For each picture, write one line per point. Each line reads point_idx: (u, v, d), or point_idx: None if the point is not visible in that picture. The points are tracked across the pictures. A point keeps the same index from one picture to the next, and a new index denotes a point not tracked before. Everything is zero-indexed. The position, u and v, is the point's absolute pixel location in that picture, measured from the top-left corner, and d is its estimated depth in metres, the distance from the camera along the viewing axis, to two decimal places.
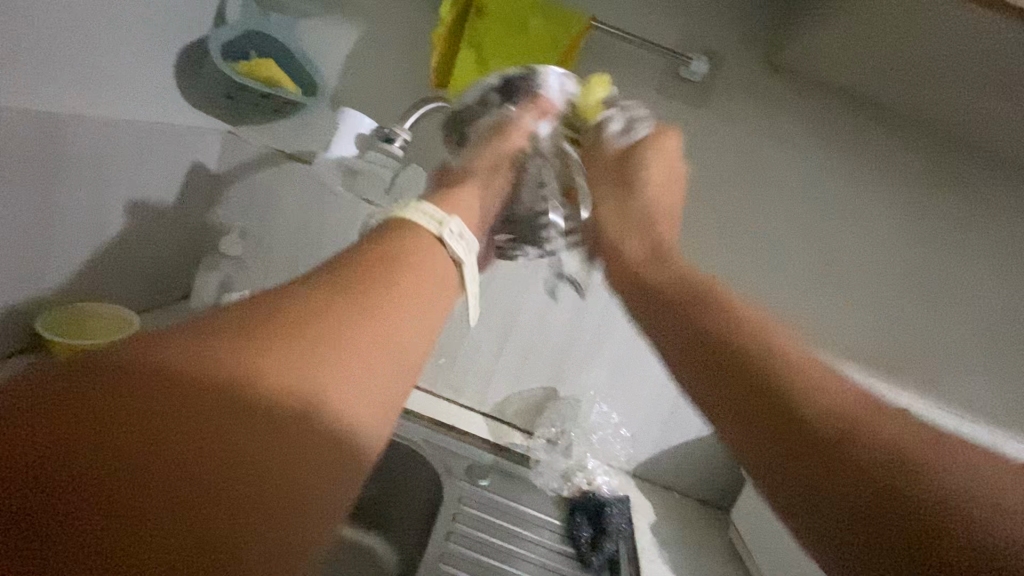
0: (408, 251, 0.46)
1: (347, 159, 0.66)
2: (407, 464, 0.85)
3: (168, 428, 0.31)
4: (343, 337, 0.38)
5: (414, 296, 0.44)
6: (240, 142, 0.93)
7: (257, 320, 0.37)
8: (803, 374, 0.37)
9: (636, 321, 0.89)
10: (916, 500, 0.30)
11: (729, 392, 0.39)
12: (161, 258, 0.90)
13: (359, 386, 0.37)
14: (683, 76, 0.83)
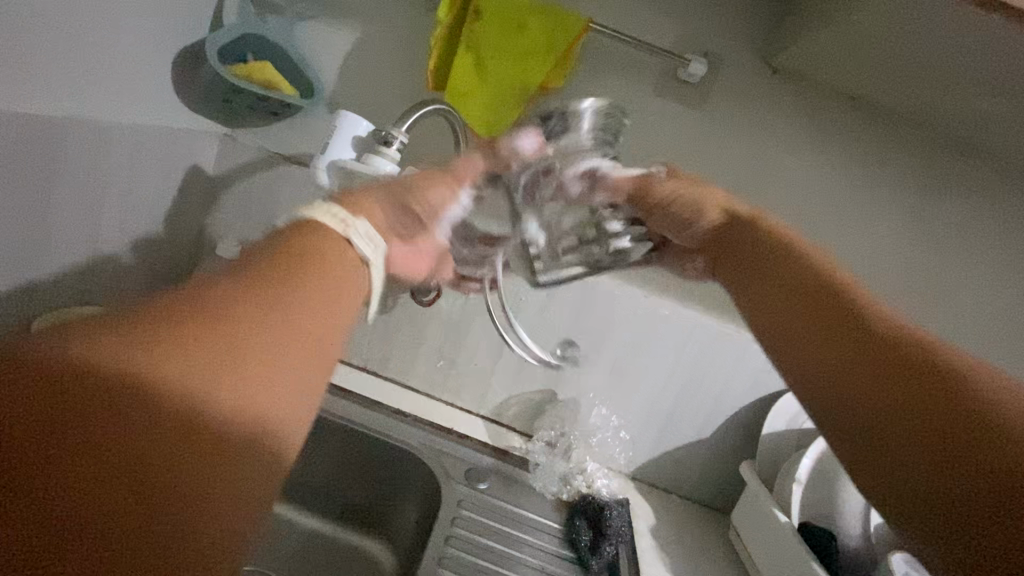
0: (317, 252, 0.46)
1: (341, 161, 0.65)
2: (406, 468, 0.85)
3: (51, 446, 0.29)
4: (243, 356, 0.37)
5: (322, 310, 0.43)
6: (237, 146, 0.92)
7: (160, 325, 0.35)
8: (925, 354, 0.42)
9: (636, 323, 0.88)
10: (974, 434, 0.37)
11: (851, 371, 0.44)
12: (158, 262, 0.90)
13: (264, 396, 0.37)
14: (682, 78, 0.83)
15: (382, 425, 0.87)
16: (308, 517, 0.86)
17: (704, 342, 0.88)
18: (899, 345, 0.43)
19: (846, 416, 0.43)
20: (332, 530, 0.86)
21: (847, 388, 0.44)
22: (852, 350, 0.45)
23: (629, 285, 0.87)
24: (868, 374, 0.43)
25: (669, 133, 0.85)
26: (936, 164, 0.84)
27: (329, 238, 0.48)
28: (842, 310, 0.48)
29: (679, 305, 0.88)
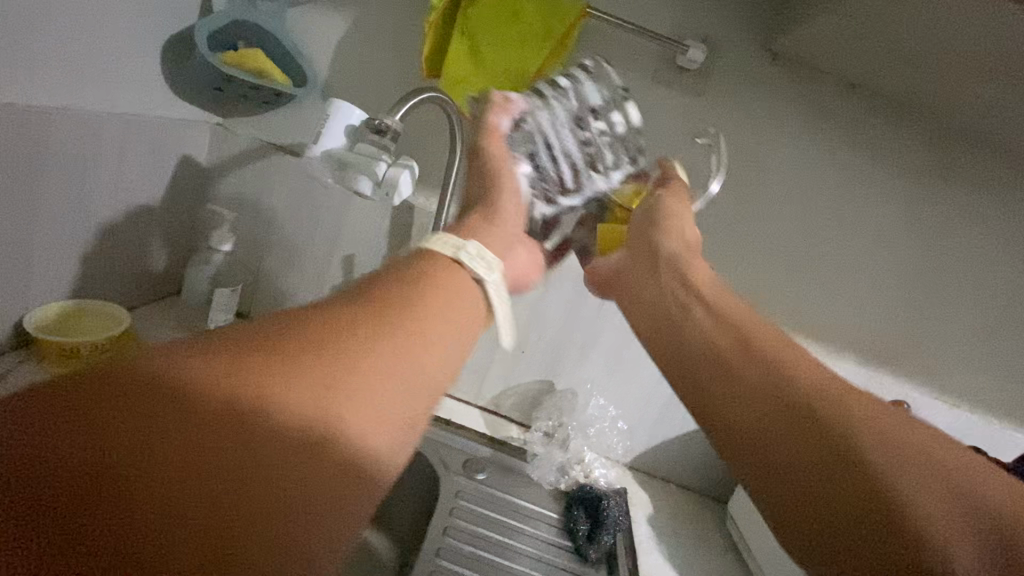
0: (431, 284, 0.43)
1: (336, 152, 0.64)
2: None
3: (150, 464, 0.28)
4: (368, 385, 0.35)
5: (443, 342, 0.41)
6: (229, 135, 0.91)
7: (261, 340, 0.35)
8: (832, 419, 0.40)
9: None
10: (874, 521, 0.35)
11: (771, 431, 0.41)
12: (152, 254, 0.89)
13: (366, 415, 0.35)
14: (680, 65, 0.81)
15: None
16: None
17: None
18: (862, 426, 0.39)
19: (777, 476, 0.39)
20: None
21: (771, 442, 0.41)
22: (771, 405, 0.42)
23: None
24: (753, 405, 0.43)
25: (666, 121, 0.84)
26: (937, 152, 0.83)
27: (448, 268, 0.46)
28: (782, 375, 0.44)
29: None
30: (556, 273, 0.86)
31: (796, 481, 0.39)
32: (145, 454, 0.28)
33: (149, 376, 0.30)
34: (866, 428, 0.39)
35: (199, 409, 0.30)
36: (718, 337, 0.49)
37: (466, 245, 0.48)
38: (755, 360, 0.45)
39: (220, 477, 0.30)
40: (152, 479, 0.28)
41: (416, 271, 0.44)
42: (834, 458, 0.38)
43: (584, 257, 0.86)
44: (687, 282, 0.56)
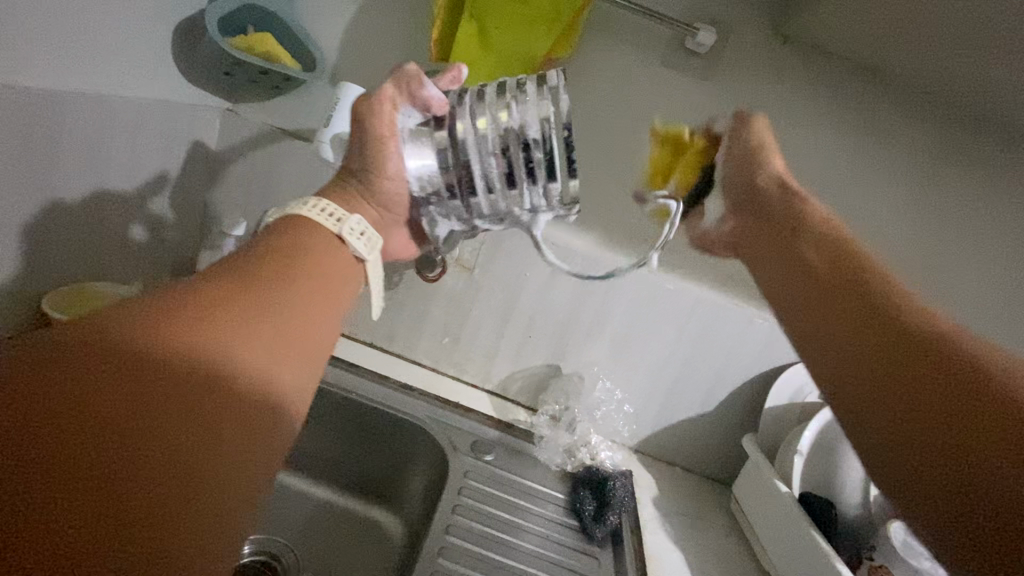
0: (295, 243, 0.49)
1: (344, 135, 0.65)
2: (412, 440, 0.87)
3: (69, 421, 0.31)
4: (261, 328, 0.41)
5: (320, 287, 0.47)
6: (239, 120, 0.91)
7: (161, 312, 0.38)
8: (933, 342, 0.41)
9: (641, 301, 0.88)
10: (979, 433, 0.36)
11: (853, 353, 0.44)
12: (165, 237, 0.90)
13: (273, 364, 0.40)
14: (690, 48, 0.81)
15: (389, 398, 0.88)
16: (317, 488, 0.88)
17: (709, 318, 0.88)
18: (953, 364, 0.40)
19: (871, 400, 0.41)
20: (341, 501, 0.88)
21: (881, 392, 0.41)
22: (867, 351, 0.43)
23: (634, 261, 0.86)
24: (866, 349, 0.43)
25: (675, 104, 0.84)
26: (950, 133, 0.82)
27: (315, 234, 0.50)
28: (884, 323, 0.44)
29: (687, 282, 0.87)
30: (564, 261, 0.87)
31: (910, 442, 0.39)
32: (64, 416, 0.31)
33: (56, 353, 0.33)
34: (961, 354, 0.40)
35: (74, 358, 0.33)
36: (831, 278, 0.49)
37: (344, 216, 0.52)
38: (873, 309, 0.45)
39: (109, 401, 0.32)
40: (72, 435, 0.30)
41: (278, 238, 0.49)
42: (948, 399, 0.38)
43: (591, 243, 0.86)
44: (810, 233, 0.53)
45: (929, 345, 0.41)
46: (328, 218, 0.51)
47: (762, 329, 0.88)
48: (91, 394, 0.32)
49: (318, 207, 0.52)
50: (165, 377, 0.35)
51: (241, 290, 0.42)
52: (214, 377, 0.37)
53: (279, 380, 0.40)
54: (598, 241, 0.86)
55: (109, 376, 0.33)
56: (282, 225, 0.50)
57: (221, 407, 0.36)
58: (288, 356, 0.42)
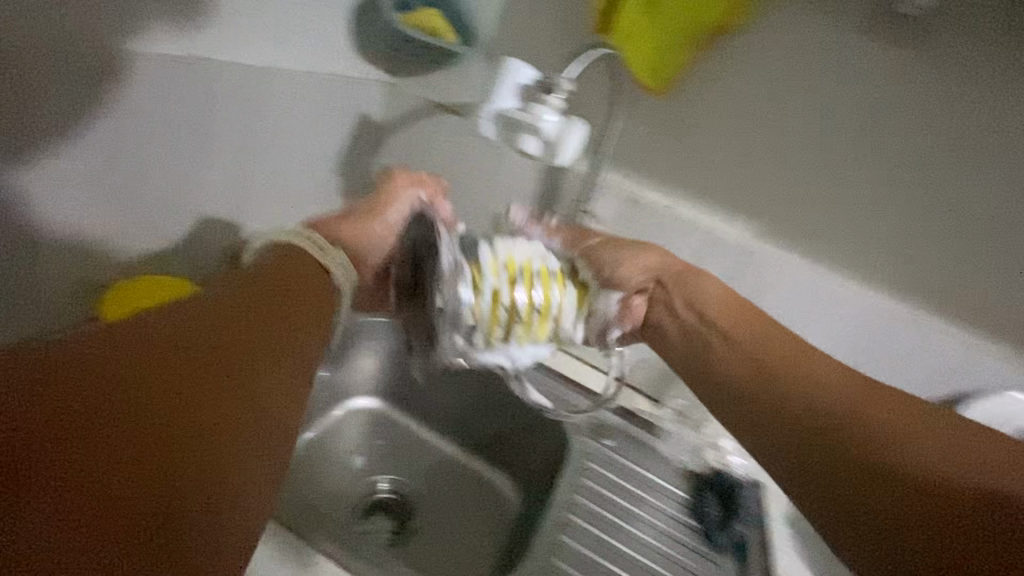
0: (283, 267, 0.54)
1: (503, 111, 0.63)
2: (535, 414, 0.89)
3: (120, 415, 0.35)
4: (278, 346, 0.46)
5: (314, 309, 0.52)
6: (401, 94, 0.98)
7: (198, 319, 0.42)
8: (854, 425, 0.56)
9: (789, 298, 0.85)
10: (950, 504, 0.50)
11: (816, 449, 0.57)
12: (334, 201, 1.00)
13: (286, 384, 0.45)
14: (899, 11, 0.68)
15: (517, 373, 0.90)
16: (443, 442, 0.95)
17: (858, 317, 0.82)
18: (946, 485, 0.51)
19: (853, 482, 0.54)
20: (464, 460, 0.93)
21: (907, 445, 0.54)
22: (799, 442, 0.58)
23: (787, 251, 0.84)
24: (800, 442, 0.58)
25: (867, 80, 0.72)
26: None
27: (302, 267, 0.55)
28: (845, 484, 0.54)
29: (848, 284, 0.82)
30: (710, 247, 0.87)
31: (913, 534, 0.50)
32: (122, 405, 0.35)
33: (126, 346, 0.37)
34: (893, 441, 0.54)
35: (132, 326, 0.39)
36: (770, 348, 0.64)
37: (331, 250, 0.59)
38: (818, 416, 0.58)
39: (156, 372, 0.37)
40: (125, 426, 0.35)
41: (280, 263, 0.54)
42: (897, 471, 0.53)
43: (746, 233, 0.85)
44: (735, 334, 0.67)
45: (868, 426, 0.56)
46: (317, 248, 0.58)
47: (939, 346, 0.79)
48: (148, 356, 0.38)
49: (331, 255, 0.58)
50: (225, 358, 0.41)
51: (269, 296, 0.49)
52: (246, 360, 0.43)
53: (299, 365, 0.47)
54: (753, 232, 0.85)
55: (168, 338, 0.39)
56: (275, 257, 0.55)
57: (264, 367, 0.44)
58: (293, 340, 0.48)
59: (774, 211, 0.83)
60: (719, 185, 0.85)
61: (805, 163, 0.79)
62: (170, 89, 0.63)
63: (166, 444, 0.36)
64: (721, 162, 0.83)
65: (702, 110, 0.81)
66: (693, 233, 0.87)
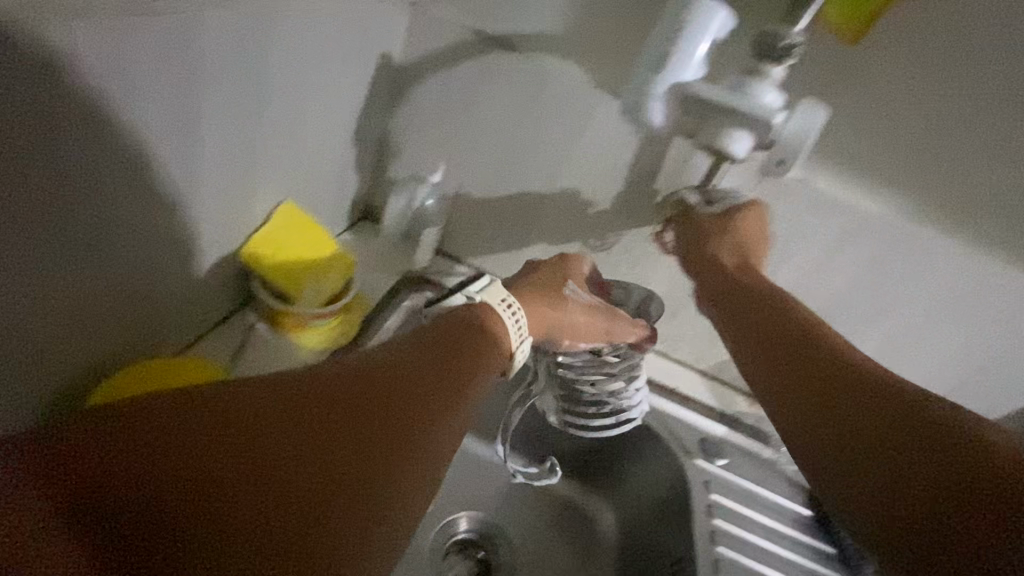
0: (482, 348, 0.51)
1: (697, 86, 0.41)
2: (631, 431, 0.77)
3: (270, 464, 0.37)
4: (392, 434, 0.41)
5: (465, 388, 0.47)
6: (434, 22, 0.69)
7: (345, 382, 0.42)
8: (920, 408, 0.49)
9: (944, 296, 0.66)
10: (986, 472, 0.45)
11: (859, 416, 0.50)
12: (348, 178, 0.75)
13: (417, 473, 0.41)
14: None
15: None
16: (515, 463, 0.81)
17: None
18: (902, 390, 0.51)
19: (856, 433, 0.50)
20: (538, 475, 0.82)
21: (859, 409, 0.51)
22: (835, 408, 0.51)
23: (957, 240, 0.62)
24: (870, 412, 0.50)
25: None
26: None
27: (493, 328, 0.54)
28: (900, 432, 0.49)
29: None
30: (860, 232, 0.64)
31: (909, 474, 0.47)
32: (274, 458, 0.37)
33: (244, 404, 0.39)
34: (950, 425, 0.48)
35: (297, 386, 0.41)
36: (787, 331, 0.56)
37: (516, 306, 0.57)
38: (827, 361, 0.54)
39: (293, 419, 0.39)
40: (268, 472, 0.37)
41: (471, 327, 0.52)
42: (930, 434, 0.48)
43: (907, 209, 0.62)
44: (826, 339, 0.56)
45: (879, 398, 0.51)
46: (505, 309, 0.56)
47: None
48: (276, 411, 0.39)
49: (512, 314, 0.56)
50: (363, 425, 0.40)
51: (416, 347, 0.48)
52: (354, 441, 0.39)
53: (422, 450, 0.42)
54: (921, 209, 0.62)
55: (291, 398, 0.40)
56: (468, 313, 0.54)
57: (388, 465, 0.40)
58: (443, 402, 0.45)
59: (949, 191, 0.60)
60: (890, 152, 0.60)
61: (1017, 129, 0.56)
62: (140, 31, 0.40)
63: (294, 506, 0.36)
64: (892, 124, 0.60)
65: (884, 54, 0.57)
66: (836, 217, 0.65)
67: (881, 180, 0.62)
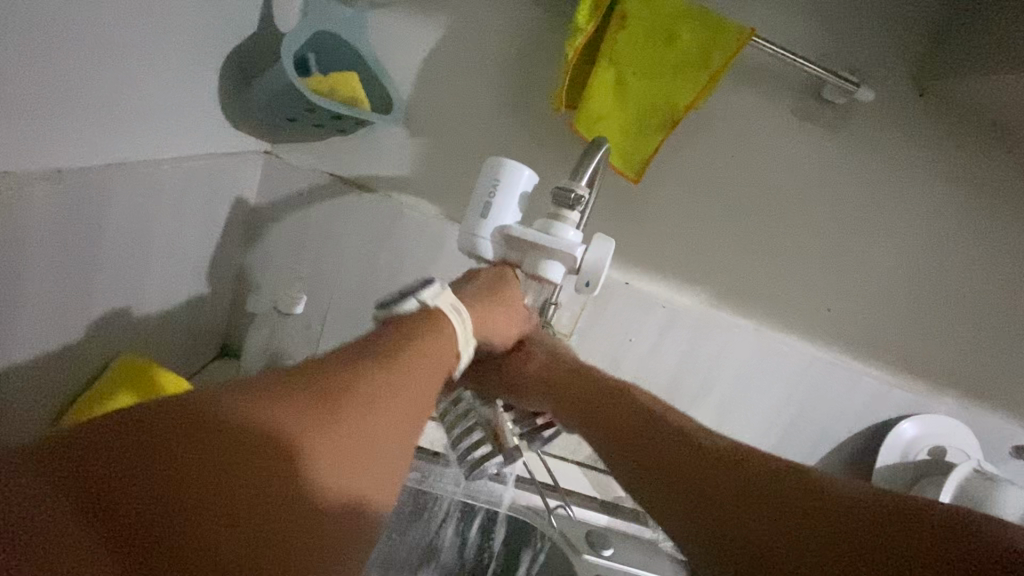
0: (435, 349, 0.46)
1: (513, 229, 0.50)
2: (518, 536, 0.75)
3: (218, 476, 0.31)
4: (356, 431, 0.37)
5: (403, 407, 0.41)
6: (287, 168, 0.74)
7: (297, 382, 0.37)
8: (767, 466, 0.46)
9: (753, 362, 0.78)
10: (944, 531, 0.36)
11: (679, 460, 0.49)
12: (202, 314, 0.73)
13: (383, 447, 0.39)
14: (827, 97, 0.70)
15: (478, 490, 0.76)
16: None
17: (816, 376, 0.78)
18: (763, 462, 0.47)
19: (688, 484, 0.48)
20: None
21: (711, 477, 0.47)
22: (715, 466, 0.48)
23: (743, 318, 0.78)
24: (718, 477, 0.47)
25: (800, 162, 0.73)
26: None
27: (443, 339, 0.48)
28: (705, 468, 0.48)
29: (805, 343, 0.78)
30: (675, 321, 0.77)
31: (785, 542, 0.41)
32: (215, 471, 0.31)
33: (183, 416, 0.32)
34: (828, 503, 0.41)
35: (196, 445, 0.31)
36: (591, 403, 0.57)
37: (461, 310, 0.52)
38: (638, 418, 0.54)
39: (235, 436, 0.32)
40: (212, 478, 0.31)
41: (420, 332, 0.46)
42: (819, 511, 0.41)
43: (701, 300, 0.77)
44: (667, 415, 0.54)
45: (718, 449, 0.49)
46: (454, 315, 0.50)
47: (872, 387, 0.79)
48: (166, 487, 0.29)
49: (461, 319, 0.51)
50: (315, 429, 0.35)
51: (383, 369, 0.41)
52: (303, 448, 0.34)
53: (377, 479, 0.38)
54: (709, 297, 0.77)
55: (187, 453, 0.31)
56: (418, 319, 0.48)
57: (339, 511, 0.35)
58: (381, 452, 0.39)
59: (727, 279, 0.77)
60: (677, 256, 0.76)
61: (756, 233, 0.75)
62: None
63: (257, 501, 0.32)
64: (677, 232, 0.75)
65: (661, 186, 0.74)
66: (655, 310, 0.77)
67: (679, 276, 0.77)
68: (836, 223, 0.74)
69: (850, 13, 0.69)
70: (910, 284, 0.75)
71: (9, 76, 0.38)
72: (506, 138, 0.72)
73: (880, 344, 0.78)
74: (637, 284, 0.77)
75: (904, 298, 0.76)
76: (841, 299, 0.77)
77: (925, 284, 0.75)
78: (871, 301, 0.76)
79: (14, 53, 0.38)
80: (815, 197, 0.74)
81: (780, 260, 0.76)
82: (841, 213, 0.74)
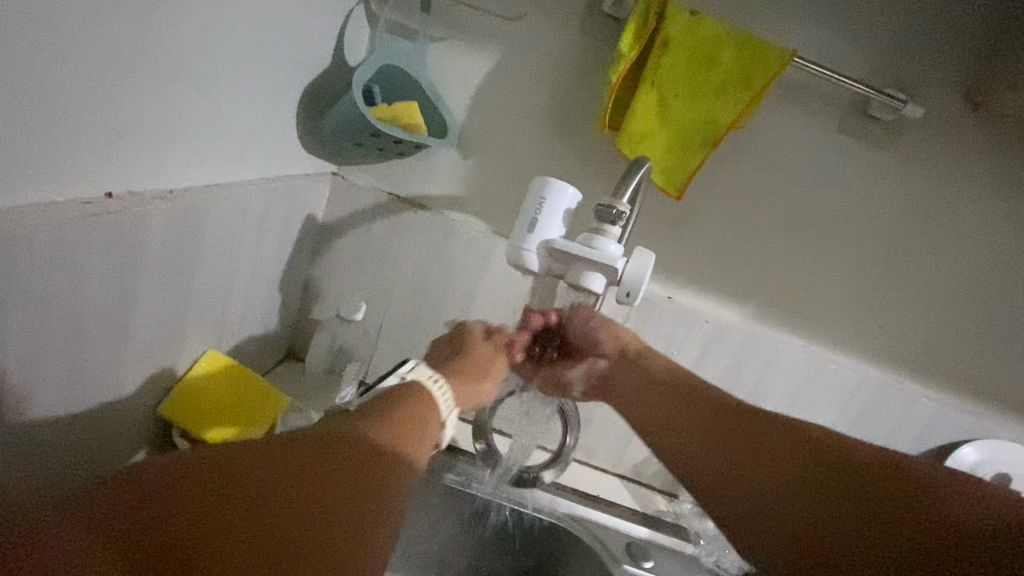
0: (419, 413, 0.47)
1: (558, 243, 0.54)
2: (558, 542, 0.77)
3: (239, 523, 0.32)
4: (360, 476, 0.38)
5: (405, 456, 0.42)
6: (353, 188, 0.81)
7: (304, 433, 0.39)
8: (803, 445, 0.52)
9: (799, 379, 0.78)
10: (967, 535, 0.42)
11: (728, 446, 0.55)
12: (273, 319, 0.80)
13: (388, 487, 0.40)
14: (873, 114, 0.70)
15: (517, 495, 0.77)
16: None
17: (866, 394, 0.77)
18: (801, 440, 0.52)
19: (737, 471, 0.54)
20: None
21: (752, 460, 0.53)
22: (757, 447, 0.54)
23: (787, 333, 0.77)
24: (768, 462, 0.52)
25: (847, 178, 0.73)
26: None
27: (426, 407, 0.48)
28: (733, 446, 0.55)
29: (854, 360, 0.77)
30: (718, 334, 0.78)
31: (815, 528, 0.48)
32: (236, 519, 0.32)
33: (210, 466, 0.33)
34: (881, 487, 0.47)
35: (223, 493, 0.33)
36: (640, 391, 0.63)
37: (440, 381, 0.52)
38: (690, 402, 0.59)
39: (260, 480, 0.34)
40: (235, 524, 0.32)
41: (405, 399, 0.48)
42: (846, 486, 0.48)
43: (743, 314, 0.78)
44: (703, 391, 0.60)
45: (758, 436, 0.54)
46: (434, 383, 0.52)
47: (929, 409, 0.76)
48: (194, 538, 0.30)
49: (441, 386, 0.52)
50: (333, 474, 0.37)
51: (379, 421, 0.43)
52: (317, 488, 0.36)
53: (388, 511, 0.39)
54: (752, 311, 0.78)
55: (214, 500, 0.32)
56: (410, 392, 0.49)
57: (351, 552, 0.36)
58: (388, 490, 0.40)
59: (771, 293, 0.77)
60: (720, 272, 0.77)
61: (801, 248, 0.75)
62: (86, 239, 0.44)
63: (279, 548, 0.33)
64: (718, 247, 0.77)
65: (702, 202, 0.76)
66: (698, 324, 0.78)
67: (722, 289, 0.78)
68: (886, 239, 0.73)
69: (898, 32, 0.69)
70: (969, 303, 0.73)
71: (132, 111, 0.46)
72: (553, 159, 0.76)
73: (936, 364, 0.75)
74: (677, 297, 0.78)
75: (962, 317, 0.74)
76: (892, 316, 0.75)
77: (985, 303, 0.73)
78: (926, 319, 0.74)
79: (137, 96, 0.46)
80: (863, 213, 0.73)
81: (826, 276, 0.75)
82: (891, 230, 0.73)
